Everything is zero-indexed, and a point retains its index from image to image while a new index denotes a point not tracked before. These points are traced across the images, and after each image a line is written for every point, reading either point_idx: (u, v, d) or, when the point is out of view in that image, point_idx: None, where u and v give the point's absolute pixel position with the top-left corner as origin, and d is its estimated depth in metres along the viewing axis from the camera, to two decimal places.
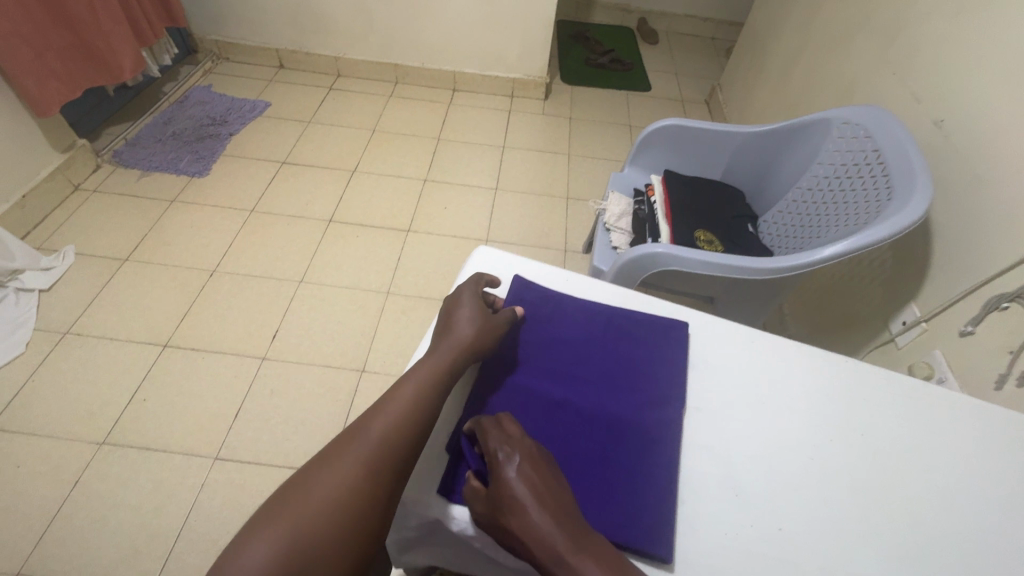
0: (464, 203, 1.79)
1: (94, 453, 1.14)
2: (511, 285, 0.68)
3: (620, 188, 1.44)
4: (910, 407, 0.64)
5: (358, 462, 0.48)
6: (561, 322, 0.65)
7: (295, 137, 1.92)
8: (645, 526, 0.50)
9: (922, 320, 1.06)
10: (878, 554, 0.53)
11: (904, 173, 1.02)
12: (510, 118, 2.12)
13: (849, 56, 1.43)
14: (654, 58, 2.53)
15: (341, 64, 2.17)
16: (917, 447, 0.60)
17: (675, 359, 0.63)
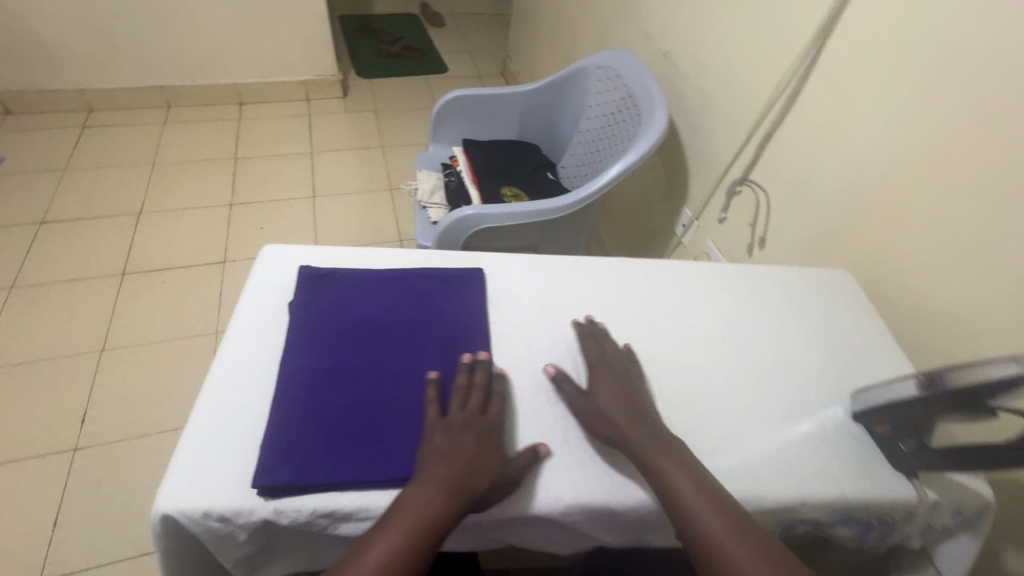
0: (282, 219, 1.72)
1: None
2: (255, 279, 0.60)
3: (428, 166, 1.35)
4: (686, 283, 0.69)
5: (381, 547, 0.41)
6: (352, 296, 0.59)
7: (50, 190, 1.68)
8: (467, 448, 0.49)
9: (695, 219, 1.17)
10: (678, 413, 0.55)
11: (647, 97, 1.11)
12: (312, 121, 2.10)
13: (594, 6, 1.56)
14: (446, 41, 2.71)
15: (91, 97, 1.94)
16: (695, 316, 0.65)
17: (479, 301, 0.61)
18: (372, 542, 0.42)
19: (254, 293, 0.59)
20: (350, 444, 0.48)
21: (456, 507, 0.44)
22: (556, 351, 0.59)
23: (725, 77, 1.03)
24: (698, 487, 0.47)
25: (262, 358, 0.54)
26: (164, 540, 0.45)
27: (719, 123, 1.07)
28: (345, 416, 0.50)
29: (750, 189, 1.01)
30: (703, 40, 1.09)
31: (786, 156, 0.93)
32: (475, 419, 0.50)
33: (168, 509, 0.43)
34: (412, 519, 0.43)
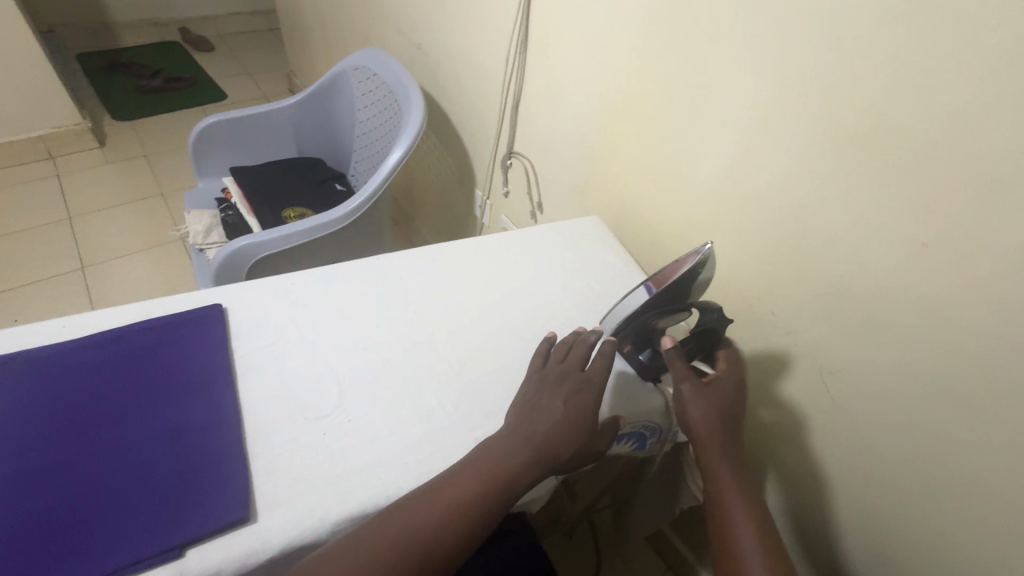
0: (45, 301, 1.45)
1: None
2: None
3: (199, 205, 1.21)
4: (444, 266, 0.71)
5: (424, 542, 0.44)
6: (48, 379, 0.50)
7: None
8: (210, 504, 0.45)
9: (487, 199, 1.21)
10: (445, 389, 0.57)
11: (402, 91, 1.11)
12: (62, 182, 1.78)
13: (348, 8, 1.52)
14: (218, 64, 2.47)
15: None
16: (455, 295, 0.67)
17: (216, 341, 0.56)
18: (455, 482, 0.47)
19: None
20: (50, 549, 0.40)
21: (525, 474, 0.49)
22: (311, 366, 0.57)
23: (470, 59, 1.07)
24: (721, 419, 0.56)
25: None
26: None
27: (478, 105, 1.11)
28: (43, 519, 0.42)
29: (519, 161, 1.06)
30: (443, 28, 1.12)
31: (533, 125, 0.99)
32: (571, 374, 0.54)
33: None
34: (467, 525, 0.46)
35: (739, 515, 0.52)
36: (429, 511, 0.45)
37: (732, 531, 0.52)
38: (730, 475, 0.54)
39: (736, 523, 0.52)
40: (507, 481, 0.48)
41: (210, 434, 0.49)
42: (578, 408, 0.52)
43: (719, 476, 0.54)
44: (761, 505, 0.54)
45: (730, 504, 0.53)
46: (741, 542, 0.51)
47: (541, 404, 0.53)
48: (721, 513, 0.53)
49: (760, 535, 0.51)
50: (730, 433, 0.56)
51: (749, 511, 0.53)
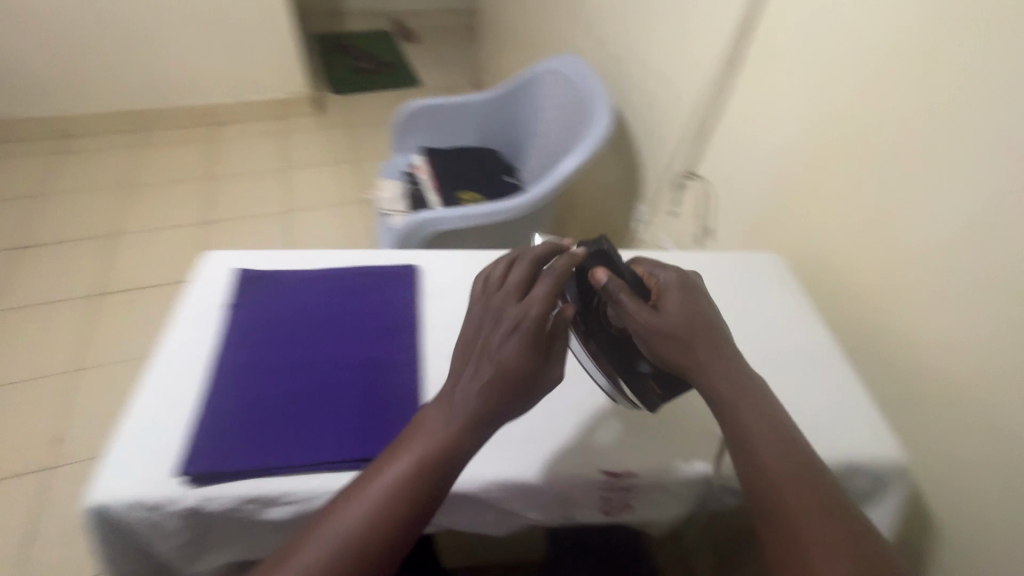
0: (257, 233, 1.76)
1: None
2: (204, 283, 0.63)
3: (390, 175, 1.37)
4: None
5: (381, 499, 0.42)
6: (289, 296, 0.62)
7: (29, 216, 1.72)
8: (397, 434, 0.52)
9: (649, 215, 1.20)
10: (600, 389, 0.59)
11: (591, 99, 1.15)
12: (285, 138, 2.14)
13: (550, 16, 1.61)
14: (418, 54, 2.76)
15: (68, 124, 2.00)
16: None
17: (413, 295, 0.64)
18: (401, 460, 0.44)
19: (202, 296, 0.62)
20: (284, 433, 0.51)
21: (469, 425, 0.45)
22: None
23: (665, 72, 1.07)
24: (698, 344, 0.50)
25: (197, 358, 0.56)
26: (96, 534, 0.47)
27: (663, 121, 1.11)
28: (276, 407, 0.52)
29: (697, 182, 1.05)
30: (643, 42, 1.14)
31: (721, 148, 0.96)
32: (493, 331, 0.47)
33: (97, 503, 0.46)
34: (420, 476, 0.43)
35: (778, 464, 0.45)
36: (381, 474, 0.43)
37: (776, 489, 0.44)
38: (748, 411, 0.48)
39: (777, 479, 0.44)
40: (449, 431, 0.45)
41: (399, 373, 0.57)
42: (513, 366, 0.45)
43: (738, 423, 0.47)
44: (799, 448, 0.46)
45: (763, 456, 0.46)
46: (790, 500, 0.43)
47: (479, 354, 0.47)
48: (756, 469, 0.45)
49: (812, 489, 0.44)
50: (723, 359, 0.50)
51: (790, 458, 0.46)
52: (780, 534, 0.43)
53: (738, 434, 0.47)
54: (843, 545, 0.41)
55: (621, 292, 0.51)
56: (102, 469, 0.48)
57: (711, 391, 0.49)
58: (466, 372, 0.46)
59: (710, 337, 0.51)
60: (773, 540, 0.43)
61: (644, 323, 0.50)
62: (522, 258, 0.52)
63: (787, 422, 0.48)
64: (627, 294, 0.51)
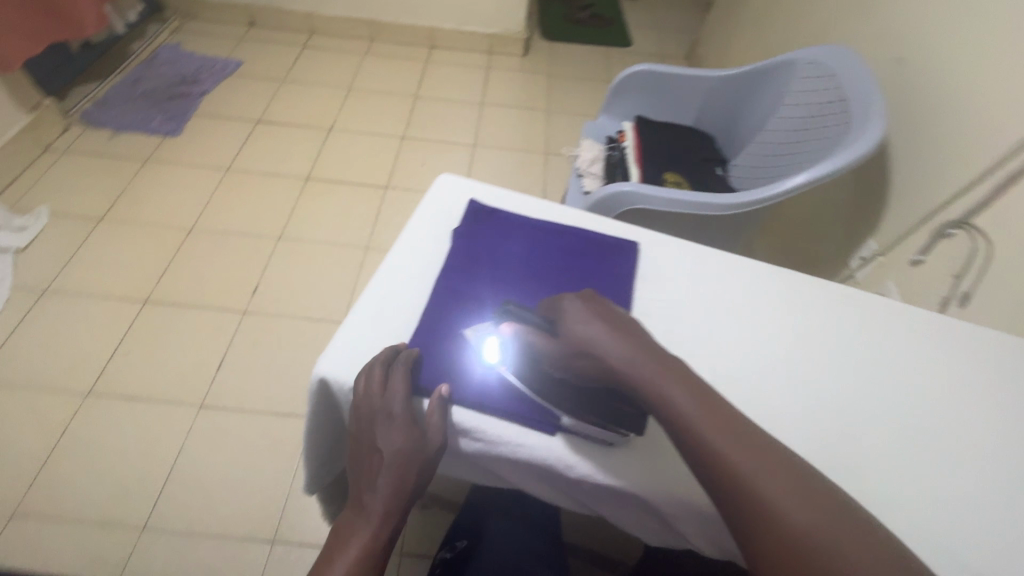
0: (442, 158, 1.83)
1: (80, 404, 1.20)
2: (446, 206, 0.66)
3: (593, 136, 1.34)
4: (841, 317, 0.65)
5: (365, 546, 0.45)
6: (512, 239, 0.62)
7: (269, 95, 1.97)
8: None
9: (879, 254, 1.03)
10: (810, 437, 0.54)
11: (860, 104, 0.96)
12: (488, 74, 2.18)
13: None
14: (635, 14, 2.62)
15: (314, 22, 2.22)
16: (847, 359, 0.61)
17: (628, 276, 0.61)
18: (347, 544, 0.45)
19: (441, 218, 0.64)
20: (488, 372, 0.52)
21: (407, 480, 0.47)
22: (692, 345, 0.59)
23: (974, 92, 0.87)
24: (632, 357, 0.45)
25: (423, 274, 0.59)
26: (315, 400, 0.53)
27: (949, 150, 0.91)
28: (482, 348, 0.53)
29: (967, 235, 0.85)
30: (952, 49, 0.92)
31: None
32: (379, 427, 0.47)
33: (326, 376, 0.50)
34: (385, 522, 0.46)
35: (765, 473, 0.40)
36: (359, 524, 0.45)
37: (762, 506, 0.39)
38: (703, 421, 0.43)
39: (761, 494, 0.39)
40: (399, 481, 0.46)
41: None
42: (397, 451, 0.46)
43: (698, 439, 0.42)
44: (774, 449, 0.42)
45: (740, 469, 0.40)
46: (788, 517, 0.38)
47: (392, 422, 0.47)
48: (740, 489, 0.40)
49: (807, 498, 0.39)
50: (659, 369, 0.45)
51: (775, 465, 0.41)
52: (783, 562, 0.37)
53: (703, 456, 0.42)
54: (861, 558, 0.37)
55: (529, 333, 0.48)
56: (336, 347, 0.52)
57: (661, 407, 0.44)
58: (387, 436, 0.47)
59: (635, 346, 0.46)
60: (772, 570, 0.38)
61: (566, 353, 0.47)
62: (402, 355, 0.50)
63: (747, 422, 0.43)
64: (537, 333, 0.48)
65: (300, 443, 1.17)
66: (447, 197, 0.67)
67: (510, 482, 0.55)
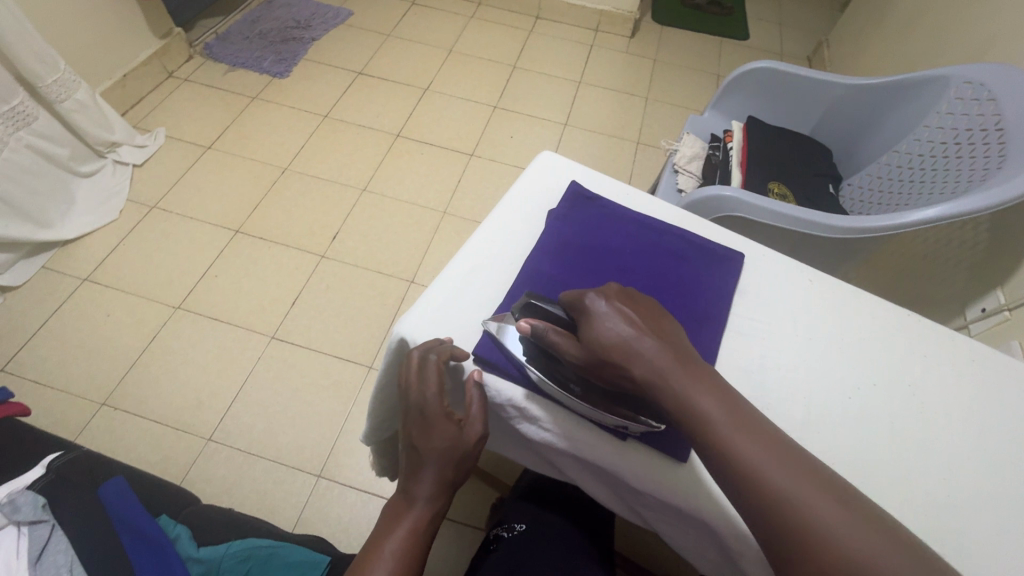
0: (531, 133, 1.80)
1: (170, 315, 1.30)
2: (545, 186, 0.64)
3: (696, 131, 1.26)
4: (972, 375, 0.56)
5: (411, 534, 0.44)
6: (608, 229, 0.60)
7: (373, 49, 2.00)
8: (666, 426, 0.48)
9: (1005, 308, 0.92)
10: (909, 503, 0.48)
11: (1021, 135, 0.83)
12: (590, 52, 2.10)
13: (990, 9, 1.22)
14: (759, 5, 2.43)
15: None
16: (977, 423, 0.53)
17: (726, 288, 0.57)
18: (387, 533, 0.44)
19: (539, 197, 0.63)
20: None
21: (451, 470, 0.46)
22: (788, 376, 0.55)
23: None
24: (660, 361, 0.42)
25: (513, 250, 0.58)
26: (391, 357, 0.53)
27: None
28: None
29: None
30: None
31: None
32: (417, 421, 0.46)
33: (406, 336, 0.51)
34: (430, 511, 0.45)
35: (808, 492, 0.37)
36: (404, 513, 0.45)
37: (806, 529, 0.35)
38: (735, 432, 0.39)
39: (804, 514, 0.36)
40: (445, 472, 0.45)
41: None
42: (442, 442, 0.45)
43: (730, 452, 0.39)
44: (815, 468, 0.38)
45: (778, 487, 0.37)
46: (837, 542, 0.35)
47: (435, 412, 0.46)
48: (779, 509, 0.36)
49: (855, 520, 0.36)
50: (686, 374, 0.41)
51: (816, 484, 0.37)
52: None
53: (736, 472, 0.38)
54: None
55: (551, 329, 0.46)
56: (418, 310, 0.52)
57: (691, 418, 0.40)
58: (430, 426, 0.45)
59: (661, 348, 0.43)
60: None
61: (589, 353, 0.44)
62: (440, 349, 0.48)
63: (782, 436, 0.40)
64: (557, 332, 0.46)
65: (356, 389, 1.22)
66: (547, 176, 0.65)
67: (565, 474, 0.54)
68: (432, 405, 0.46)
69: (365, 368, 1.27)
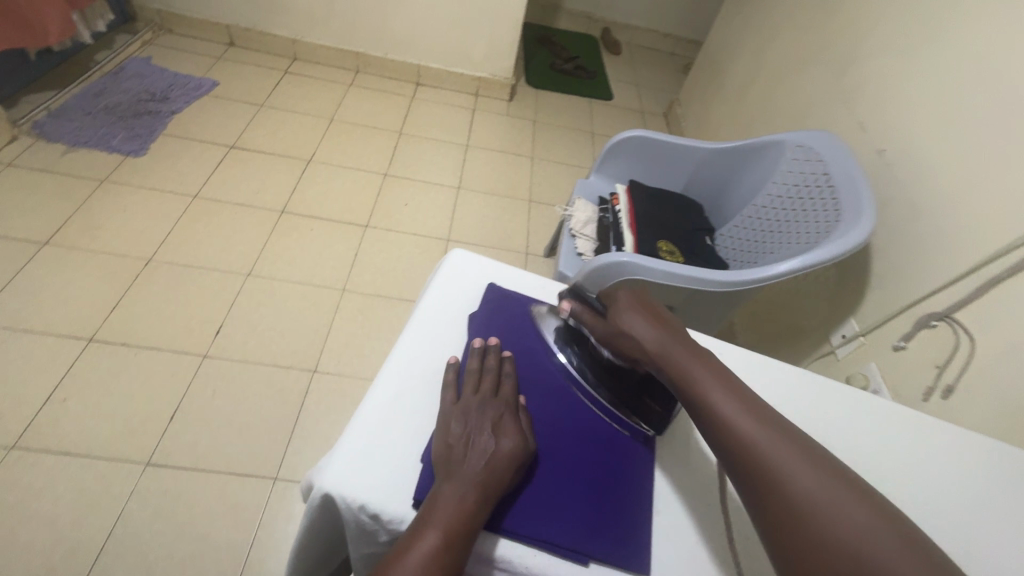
0: (426, 199, 1.80)
1: (3, 459, 1.05)
2: (475, 294, 0.62)
3: (585, 195, 1.34)
4: (863, 423, 0.66)
5: (454, 525, 0.41)
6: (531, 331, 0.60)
7: (246, 120, 1.88)
8: (621, 542, 0.47)
9: (861, 334, 1.06)
10: None
11: (848, 194, 0.99)
12: (474, 116, 2.18)
13: (803, 83, 1.48)
14: (617, 69, 2.72)
15: (298, 48, 2.17)
16: (875, 468, 0.62)
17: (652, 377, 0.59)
18: (428, 521, 0.41)
19: (468, 307, 0.61)
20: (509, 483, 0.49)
21: (510, 468, 0.46)
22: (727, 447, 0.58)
23: (957, 191, 0.92)
24: (666, 345, 0.50)
25: (437, 370, 0.55)
26: (314, 514, 0.46)
27: (935, 242, 0.95)
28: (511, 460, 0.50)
29: (949, 329, 0.88)
30: (935, 149, 0.98)
31: (997, 308, 0.82)
32: (490, 402, 0.50)
33: (331, 491, 0.44)
34: (475, 511, 0.43)
35: (773, 442, 0.42)
36: (448, 497, 0.43)
37: (774, 477, 0.41)
38: (723, 397, 0.46)
39: (767, 453, 0.42)
40: (500, 471, 0.45)
41: (632, 468, 0.52)
42: (505, 438, 0.47)
43: (712, 409, 0.45)
44: (787, 427, 0.44)
45: (747, 432, 0.43)
46: (793, 483, 0.40)
47: (504, 406, 0.50)
48: (751, 459, 0.42)
49: (812, 464, 0.41)
50: (689, 356, 0.49)
51: (781, 435, 0.43)
52: (776, 509, 0.40)
53: (715, 422, 0.45)
54: (877, 536, 0.37)
55: (583, 312, 0.56)
56: (339, 456, 0.46)
57: (687, 387, 0.47)
58: (500, 417, 0.48)
59: (670, 338, 0.51)
60: (768, 519, 0.40)
61: (609, 336, 0.54)
62: (502, 360, 0.54)
63: (766, 405, 0.46)
64: (590, 314, 0.56)
65: (260, 509, 1.06)
66: (468, 282, 0.63)
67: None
68: (501, 399, 0.50)
69: (269, 480, 1.12)
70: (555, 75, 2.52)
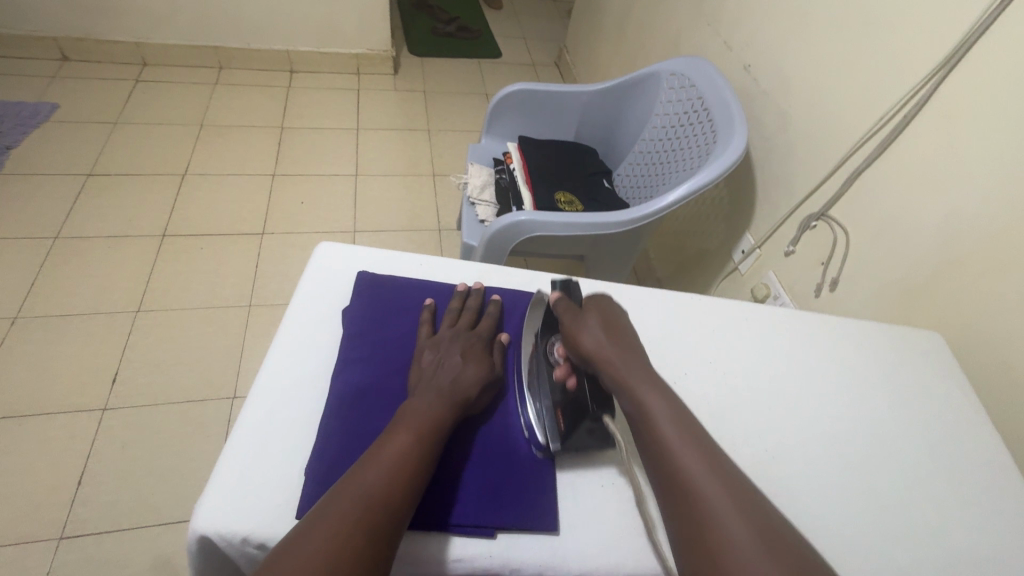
0: (323, 193, 1.69)
1: None
2: (353, 285, 0.58)
3: (479, 160, 1.30)
4: (755, 329, 0.70)
5: (402, 460, 0.43)
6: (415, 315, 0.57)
7: (100, 142, 1.68)
8: (527, 504, 0.49)
9: (757, 247, 1.11)
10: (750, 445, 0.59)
11: (722, 115, 1.01)
12: (359, 96, 2.06)
13: (672, 10, 1.49)
14: (501, 24, 2.64)
15: (146, 52, 1.94)
16: (770, 367, 0.67)
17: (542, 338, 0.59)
18: (383, 448, 0.43)
19: (345, 302, 0.57)
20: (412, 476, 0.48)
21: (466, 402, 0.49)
22: None
23: (815, 95, 0.96)
24: (617, 347, 0.53)
25: (314, 378, 0.51)
26: (195, 558, 0.43)
27: (804, 147, 0.99)
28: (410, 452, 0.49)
29: (827, 227, 0.93)
30: (791, 57, 1.01)
31: (864, 199, 0.87)
32: (462, 335, 0.54)
33: (206, 530, 0.41)
34: (423, 454, 0.44)
35: (684, 448, 0.46)
36: (392, 443, 0.44)
37: (680, 476, 0.45)
38: (652, 403, 0.49)
39: (678, 460, 0.45)
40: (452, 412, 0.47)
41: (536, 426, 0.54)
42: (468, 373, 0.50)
43: (643, 413, 0.49)
44: (702, 437, 0.47)
45: (667, 433, 0.47)
46: (695, 481, 0.44)
47: (470, 346, 0.54)
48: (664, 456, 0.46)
49: (715, 472, 0.44)
50: (634, 361, 0.52)
51: (711, 466, 0.45)
52: (676, 499, 0.44)
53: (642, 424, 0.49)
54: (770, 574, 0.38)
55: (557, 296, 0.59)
56: (213, 490, 0.43)
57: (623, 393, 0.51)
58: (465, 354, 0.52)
59: (622, 341, 0.54)
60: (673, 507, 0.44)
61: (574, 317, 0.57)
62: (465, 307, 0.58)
63: (692, 419, 0.49)
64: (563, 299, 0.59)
65: None
66: (343, 276, 0.60)
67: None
68: (465, 339, 0.54)
69: None
70: (438, 41, 2.41)
